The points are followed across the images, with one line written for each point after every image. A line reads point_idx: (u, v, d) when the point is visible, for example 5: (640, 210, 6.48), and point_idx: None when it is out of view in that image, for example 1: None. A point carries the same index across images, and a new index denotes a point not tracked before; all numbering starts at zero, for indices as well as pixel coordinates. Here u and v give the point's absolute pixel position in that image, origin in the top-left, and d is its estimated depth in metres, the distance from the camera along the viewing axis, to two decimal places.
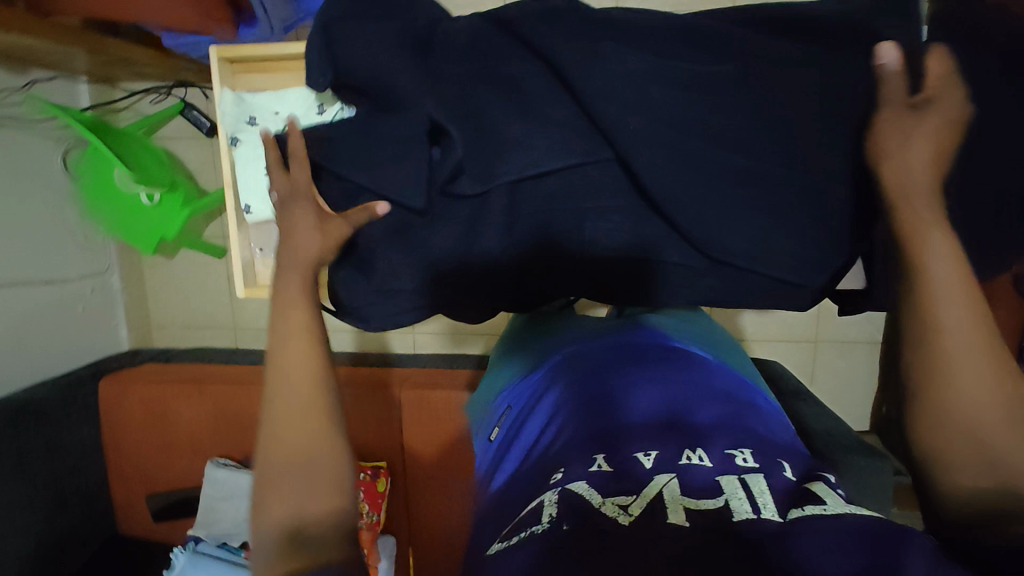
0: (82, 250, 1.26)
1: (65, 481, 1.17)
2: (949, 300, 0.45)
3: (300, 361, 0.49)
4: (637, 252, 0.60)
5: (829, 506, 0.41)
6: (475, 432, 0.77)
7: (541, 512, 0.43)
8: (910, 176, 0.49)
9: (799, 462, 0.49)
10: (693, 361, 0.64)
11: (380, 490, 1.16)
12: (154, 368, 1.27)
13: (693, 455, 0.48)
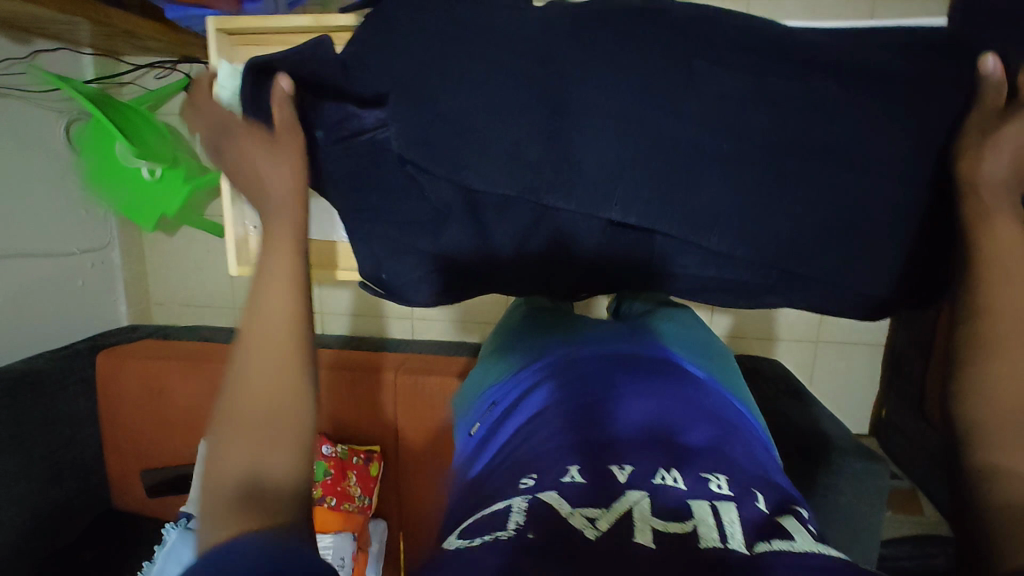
0: (82, 224, 1.27)
1: (61, 453, 1.20)
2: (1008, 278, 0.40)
3: (278, 313, 0.42)
4: (622, 255, 0.55)
5: (797, 542, 0.35)
6: (456, 424, 0.71)
7: (508, 517, 0.39)
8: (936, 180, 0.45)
9: (780, 491, 0.43)
10: (692, 376, 0.59)
11: (372, 474, 1.17)
12: (151, 345, 1.28)
13: (668, 475, 0.43)
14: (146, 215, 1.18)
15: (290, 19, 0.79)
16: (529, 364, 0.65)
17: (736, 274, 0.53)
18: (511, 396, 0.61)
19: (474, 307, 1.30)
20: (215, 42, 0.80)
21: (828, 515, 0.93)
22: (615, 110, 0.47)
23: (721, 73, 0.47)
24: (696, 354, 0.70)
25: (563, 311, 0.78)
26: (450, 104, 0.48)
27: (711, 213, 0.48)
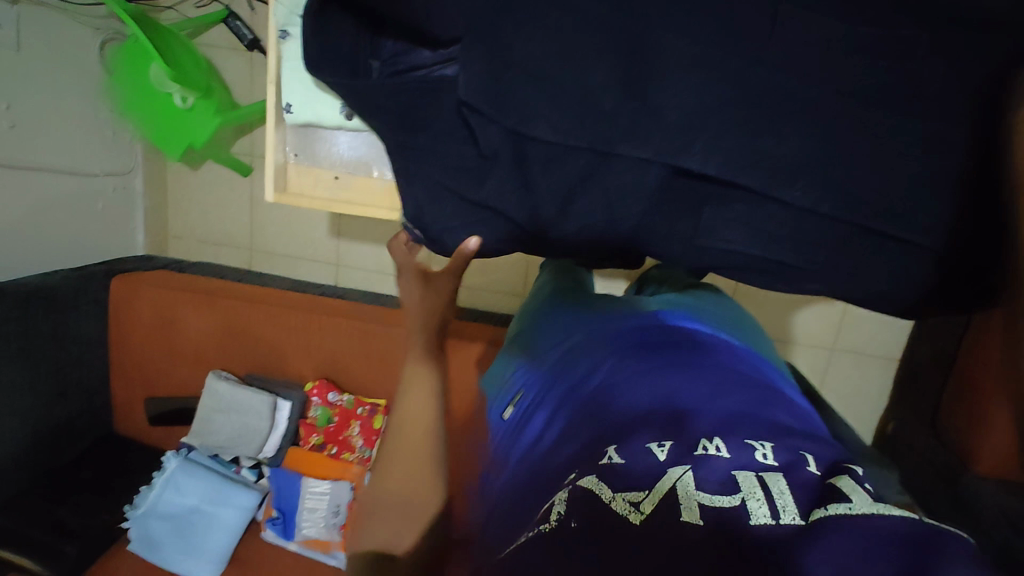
0: (109, 147, 1.26)
1: (67, 370, 1.20)
2: None
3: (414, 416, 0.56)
4: (670, 220, 0.54)
5: (854, 503, 0.33)
6: (486, 409, 0.71)
7: (550, 509, 0.39)
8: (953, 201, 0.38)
9: (831, 453, 0.41)
10: (727, 350, 0.57)
11: (377, 428, 1.17)
12: (166, 275, 1.28)
13: (710, 445, 0.41)
14: (176, 145, 1.17)
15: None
16: (559, 345, 0.65)
17: (779, 254, 0.54)
18: (541, 377, 0.61)
19: (491, 275, 1.28)
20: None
21: None
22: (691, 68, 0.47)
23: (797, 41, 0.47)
24: (728, 328, 0.69)
25: (589, 290, 0.77)
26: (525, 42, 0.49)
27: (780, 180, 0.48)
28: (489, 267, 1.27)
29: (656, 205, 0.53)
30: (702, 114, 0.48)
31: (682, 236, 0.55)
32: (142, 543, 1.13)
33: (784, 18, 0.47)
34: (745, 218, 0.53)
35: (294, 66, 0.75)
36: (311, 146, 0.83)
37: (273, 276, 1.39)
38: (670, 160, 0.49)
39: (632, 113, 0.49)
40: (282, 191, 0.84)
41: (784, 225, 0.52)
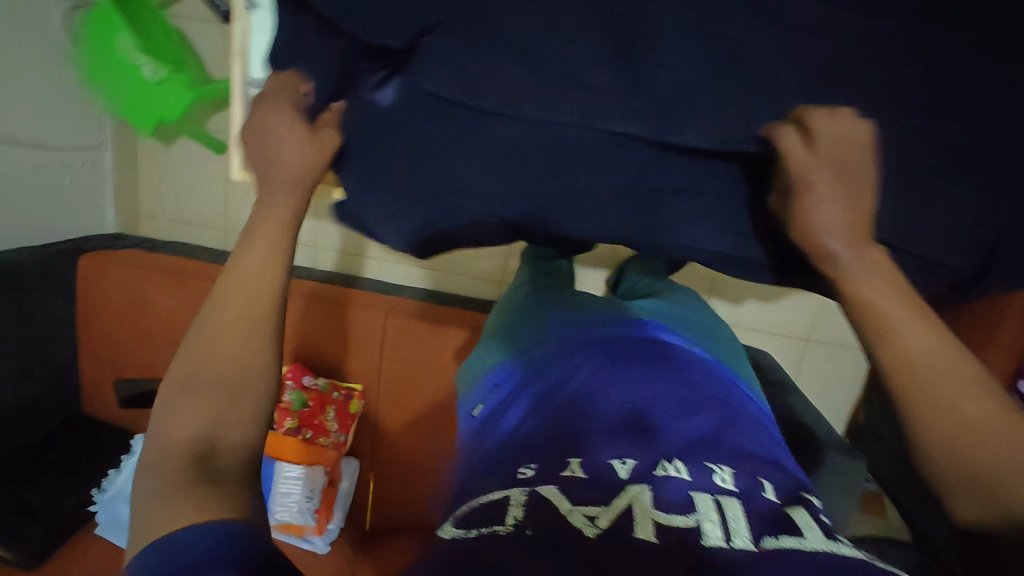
0: (76, 118, 1.21)
1: (34, 350, 1.17)
2: (905, 321, 0.44)
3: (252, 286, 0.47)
4: (636, 217, 0.54)
5: (806, 539, 0.34)
6: (459, 400, 0.70)
7: (508, 511, 0.38)
8: (828, 235, 0.47)
9: (789, 479, 0.42)
10: (696, 362, 0.57)
11: (352, 412, 1.16)
12: (138, 254, 1.24)
13: (670, 467, 0.41)
14: (148, 121, 1.14)
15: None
16: (534, 344, 0.65)
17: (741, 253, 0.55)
18: (512, 376, 0.61)
19: (472, 262, 1.26)
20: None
21: None
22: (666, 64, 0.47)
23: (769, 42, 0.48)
24: (701, 337, 0.69)
25: (570, 290, 0.76)
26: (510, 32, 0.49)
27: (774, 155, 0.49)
28: (467, 253, 1.25)
29: (627, 185, 0.53)
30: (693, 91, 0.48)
31: (651, 231, 0.55)
32: (111, 525, 1.11)
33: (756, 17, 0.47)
34: (709, 211, 0.54)
35: (261, 36, 0.73)
36: None
37: None
38: (661, 135, 0.49)
39: (618, 92, 0.48)
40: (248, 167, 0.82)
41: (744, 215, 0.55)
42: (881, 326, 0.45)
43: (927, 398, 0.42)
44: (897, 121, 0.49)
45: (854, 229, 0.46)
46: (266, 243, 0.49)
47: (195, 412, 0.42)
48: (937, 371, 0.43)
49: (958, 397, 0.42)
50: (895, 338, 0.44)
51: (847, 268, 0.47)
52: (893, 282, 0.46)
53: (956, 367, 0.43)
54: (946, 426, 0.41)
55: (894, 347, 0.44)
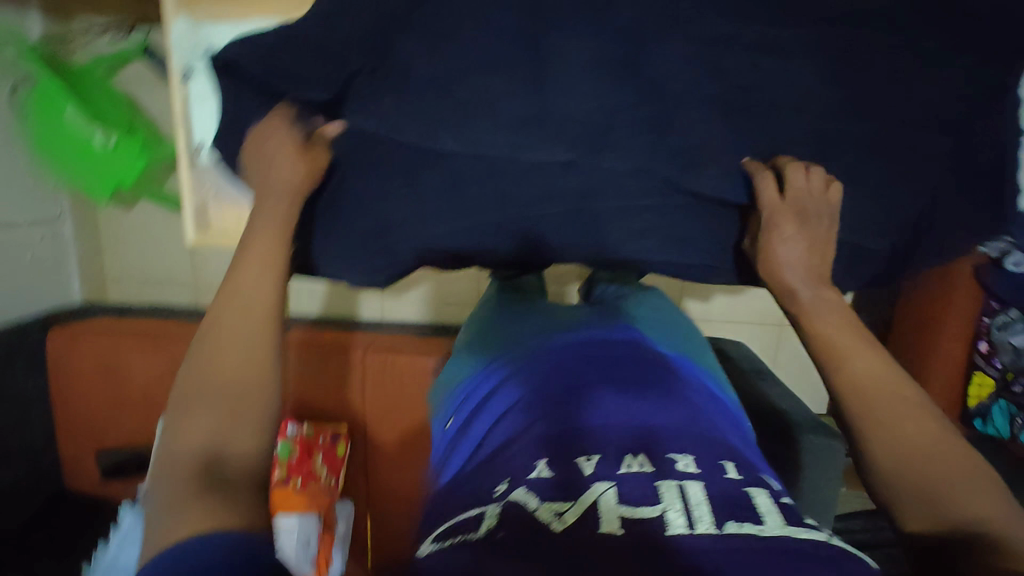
0: (31, 194, 1.20)
1: (8, 431, 1.15)
2: (852, 347, 0.48)
3: (253, 302, 0.48)
4: (579, 233, 0.57)
5: (765, 526, 0.36)
6: (433, 419, 0.70)
7: (483, 518, 0.39)
8: (791, 272, 0.52)
9: (749, 464, 0.44)
10: (657, 357, 0.59)
11: (340, 454, 1.15)
12: (106, 321, 1.23)
13: (634, 462, 0.43)
14: (102, 187, 1.12)
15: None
16: (496, 356, 0.66)
17: (684, 255, 0.58)
18: (478, 389, 0.61)
19: (442, 288, 1.29)
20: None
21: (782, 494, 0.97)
22: (587, 91, 0.51)
23: (676, 61, 0.51)
24: (663, 332, 0.72)
25: (533, 300, 0.78)
26: (434, 78, 0.51)
27: (697, 161, 0.52)
28: (436, 279, 1.28)
29: (574, 211, 0.56)
30: (611, 114, 0.52)
31: (588, 244, 0.58)
32: None
33: (663, 36, 0.51)
34: (655, 224, 0.56)
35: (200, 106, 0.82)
36: (224, 181, 0.86)
37: None
38: (592, 161, 0.52)
39: (545, 121, 0.52)
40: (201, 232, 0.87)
41: (685, 227, 0.57)
42: (833, 350, 0.49)
43: (871, 415, 0.45)
44: (803, 116, 0.53)
45: (812, 270, 0.52)
46: (258, 253, 0.50)
47: (203, 424, 0.44)
48: (882, 392, 0.46)
49: (901, 417, 0.45)
50: (842, 364, 0.48)
51: (806, 301, 0.51)
52: (843, 316, 0.50)
53: (902, 392, 0.46)
54: (892, 442, 0.44)
55: (844, 371, 0.47)
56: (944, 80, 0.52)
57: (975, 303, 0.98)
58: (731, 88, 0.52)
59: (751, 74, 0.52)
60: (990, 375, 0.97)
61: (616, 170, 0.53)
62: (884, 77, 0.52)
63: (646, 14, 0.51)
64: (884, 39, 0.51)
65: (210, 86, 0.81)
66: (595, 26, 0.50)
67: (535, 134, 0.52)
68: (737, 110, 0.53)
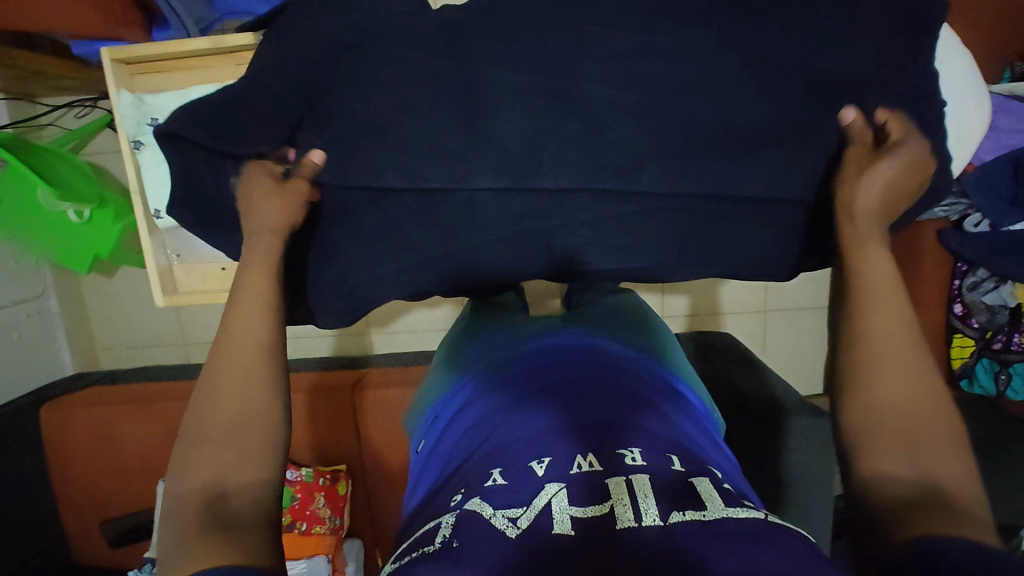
0: (12, 275, 1.21)
1: (9, 513, 1.16)
2: (883, 304, 0.47)
3: (251, 331, 0.49)
4: (529, 252, 0.60)
5: (709, 511, 0.41)
6: (411, 439, 0.74)
7: (438, 530, 0.44)
8: (866, 200, 0.51)
9: (692, 456, 0.48)
10: (610, 358, 0.63)
11: (341, 493, 1.15)
12: (98, 390, 1.24)
13: (584, 462, 0.46)
14: (82, 258, 1.15)
15: (188, 42, 0.83)
16: (464, 376, 0.69)
17: (633, 261, 0.60)
18: (447, 411, 0.65)
19: (427, 316, 1.29)
20: (111, 73, 0.84)
21: (775, 477, 1.00)
22: (524, 119, 0.54)
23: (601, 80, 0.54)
24: (627, 329, 0.75)
25: (501, 313, 0.82)
26: (382, 127, 0.56)
27: (635, 168, 0.55)
28: (423, 308, 1.28)
29: (512, 236, 0.58)
30: (539, 137, 0.54)
31: (540, 263, 0.61)
32: None
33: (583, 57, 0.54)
34: (593, 239, 0.58)
35: (152, 173, 0.90)
36: (187, 245, 0.96)
37: None
38: (526, 182, 0.55)
39: (481, 148, 0.55)
40: (168, 290, 0.97)
41: (627, 235, 0.59)
42: (865, 297, 0.48)
43: (881, 369, 0.45)
44: (727, 113, 0.55)
45: (888, 206, 0.52)
46: (254, 290, 0.51)
47: (217, 454, 0.43)
48: (890, 347, 0.46)
49: (903, 381, 0.45)
50: (868, 308, 0.48)
51: (867, 237, 0.50)
52: (891, 263, 0.49)
53: (910, 350, 0.46)
54: (879, 394, 0.45)
55: (870, 324, 0.47)
56: (854, 67, 0.55)
57: (945, 266, 1.04)
58: (656, 97, 0.54)
59: (672, 79, 0.54)
60: (969, 336, 1.03)
61: (553, 189, 0.56)
62: (798, 71, 0.54)
63: (565, 41, 0.54)
64: (791, 38, 0.54)
65: (158, 153, 0.88)
66: (520, 60, 0.54)
67: (483, 169, 0.55)
68: (666, 118, 0.54)
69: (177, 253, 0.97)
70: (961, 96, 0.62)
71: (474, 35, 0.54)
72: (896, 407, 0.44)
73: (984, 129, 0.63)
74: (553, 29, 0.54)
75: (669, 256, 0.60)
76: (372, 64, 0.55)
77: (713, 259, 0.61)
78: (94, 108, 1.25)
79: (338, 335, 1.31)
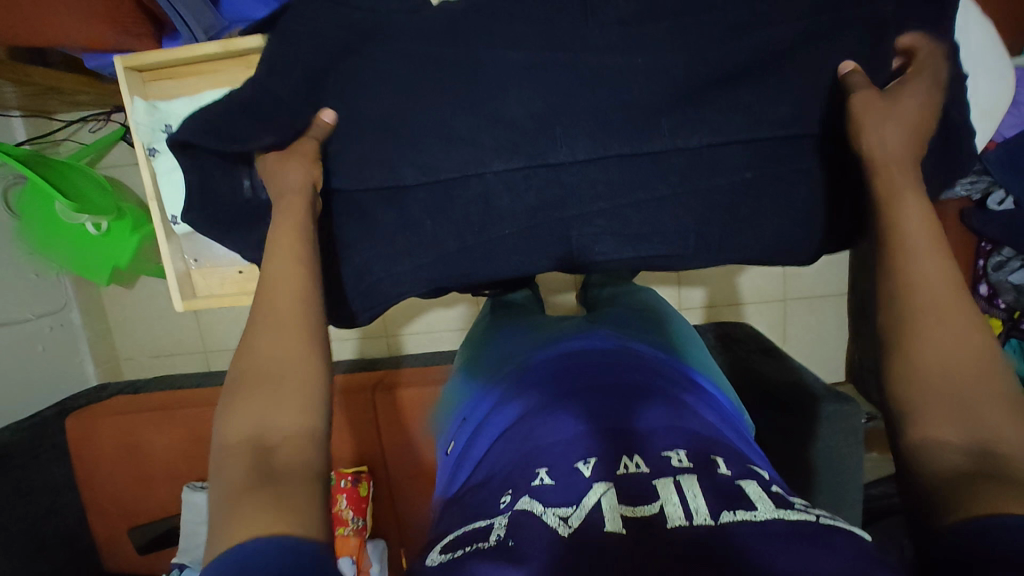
0: (35, 290, 1.23)
1: (42, 522, 1.18)
2: (924, 249, 0.48)
3: (290, 301, 0.49)
4: (544, 241, 0.59)
5: (759, 511, 0.40)
6: (438, 441, 0.74)
7: (490, 530, 0.43)
8: (885, 148, 0.52)
9: (739, 458, 0.48)
10: (640, 360, 0.62)
11: (363, 495, 1.15)
12: (123, 399, 1.26)
13: (630, 463, 0.46)
14: (102, 269, 1.16)
15: (199, 48, 0.85)
16: (491, 379, 0.69)
17: (651, 249, 0.59)
18: (476, 415, 0.65)
19: (442, 316, 1.29)
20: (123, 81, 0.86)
21: (801, 464, 0.98)
22: (542, 103, 0.56)
23: (603, 74, 0.55)
24: (648, 327, 0.74)
25: (521, 314, 0.82)
26: (397, 119, 0.57)
27: (648, 148, 0.56)
28: (439, 309, 1.29)
29: (528, 227, 0.59)
30: (551, 114, 0.56)
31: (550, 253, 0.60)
32: None
33: (583, 50, 0.55)
34: (609, 228, 0.58)
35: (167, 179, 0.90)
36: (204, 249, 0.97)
37: None
38: (541, 161, 0.56)
39: (495, 135, 0.56)
40: (187, 295, 0.98)
41: (643, 223, 0.58)
42: (902, 245, 0.48)
43: (923, 330, 0.46)
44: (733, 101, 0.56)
45: (905, 155, 0.52)
46: (289, 263, 0.50)
47: (246, 414, 0.44)
48: (931, 303, 0.46)
49: (951, 341, 0.45)
50: (906, 263, 0.48)
51: (900, 185, 0.51)
52: (928, 209, 0.49)
53: (959, 318, 0.46)
54: (927, 371, 0.45)
55: (908, 273, 0.48)
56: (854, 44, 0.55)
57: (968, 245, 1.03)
58: (662, 84, 0.55)
59: (675, 66, 0.55)
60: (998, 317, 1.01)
61: (568, 164, 0.57)
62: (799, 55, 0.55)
63: (564, 36, 0.56)
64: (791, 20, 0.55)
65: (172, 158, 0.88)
66: (520, 56, 0.55)
67: (509, 157, 0.56)
68: (671, 104, 0.55)
69: (195, 258, 0.98)
70: (983, 69, 0.60)
71: (482, 31, 0.56)
72: (944, 369, 0.44)
73: (1007, 106, 0.62)
74: (554, 26, 0.55)
75: (686, 242, 0.59)
76: (384, 63, 0.57)
77: (732, 245, 0.59)
78: (109, 121, 1.27)
79: (360, 337, 1.32)
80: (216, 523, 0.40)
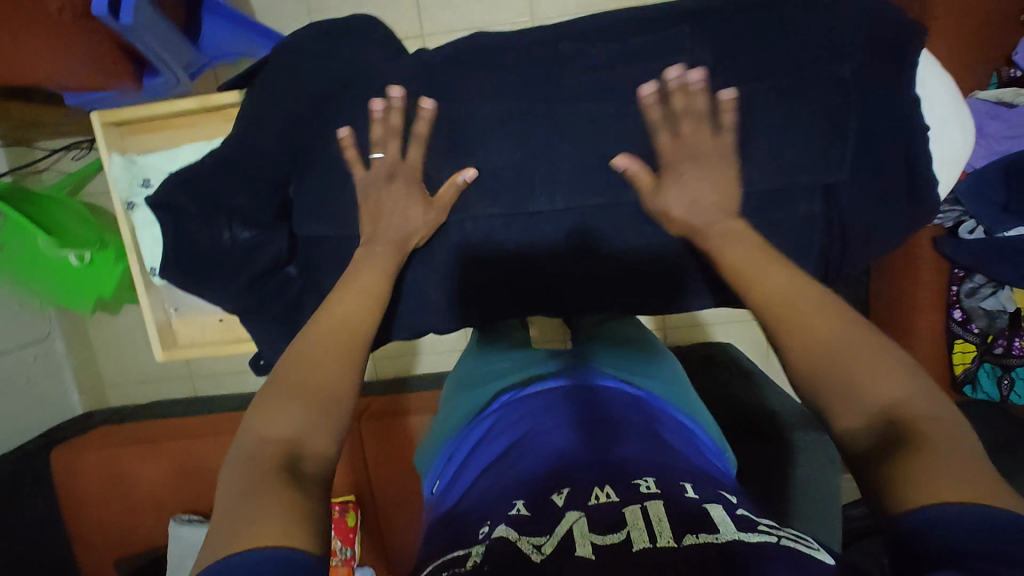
0: (17, 321, 1.22)
1: (24, 557, 1.16)
2: (760, 266, 0.49)
3: (342, 325, 0.50)
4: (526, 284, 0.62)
5: (720, 534, 0.40)
6: (421, 473, 0.73)
7: (468, 556, 0.42)
8: (696, 205, 0.53)
9: (714, 488, 0.48)
10: (621, 397, 0.63)
11: (351, 525, 1.15)
12: (110, 429, 1.26)
13: (601, 493, 0.46)
14: (86, 300, 1.16)
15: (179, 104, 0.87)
16: (478, 412, 0.69)
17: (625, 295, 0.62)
18: (462, 448, 0.65)
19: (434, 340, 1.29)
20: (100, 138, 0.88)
21: (783, 489, 0.98)
22: (519, 154, 0.58)
23: (575, 128, 0.58)
24: (630, 362, 0.75)
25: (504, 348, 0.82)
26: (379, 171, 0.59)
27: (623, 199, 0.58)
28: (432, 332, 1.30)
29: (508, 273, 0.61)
30: (528, 165, 0.58)
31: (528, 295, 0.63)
32: None
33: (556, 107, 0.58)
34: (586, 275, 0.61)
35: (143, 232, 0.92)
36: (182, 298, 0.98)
37: (220, 398, 1.38)
38: (520, 210, 0.58)
39: (474, 186, 0.58)
40: (167, 344, 0.99)
41: (619, 269, 0.60)
42: (739, 273, 0.49)
43: (797, 332, 0.46)
44: None
45: (717, 201, 0.53)
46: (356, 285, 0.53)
47: (272, 417, 0.44)
48: (797, 304, 0.46)
49: (824, 328, 0.45)
50: (749, 284, 0.49)
51: (716, 234, 0.52)
52: (754, 243, 0.50)
53: (826, 307, 0.46)
54: (821, 364, 0.44)
55: (757, 291, 0.48)
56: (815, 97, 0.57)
57: (942, 274, 1.04)
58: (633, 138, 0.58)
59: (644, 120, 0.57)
60: (971, 341, 1.03)
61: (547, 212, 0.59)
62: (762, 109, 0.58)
63: (536, 95, 0.59)
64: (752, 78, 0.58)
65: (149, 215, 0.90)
66: (497, 113, 0.58)
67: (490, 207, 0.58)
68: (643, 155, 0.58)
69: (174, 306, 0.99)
70: (947, 123, 0.62)
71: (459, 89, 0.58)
72: (835, 357, 0.44)
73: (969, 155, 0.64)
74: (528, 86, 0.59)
75: (659, 288, 0.62)
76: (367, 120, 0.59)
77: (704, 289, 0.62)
78: (91, 149, 1.26)
79: (372, 360, 1.30)
80: (229, 508, 0.39)
